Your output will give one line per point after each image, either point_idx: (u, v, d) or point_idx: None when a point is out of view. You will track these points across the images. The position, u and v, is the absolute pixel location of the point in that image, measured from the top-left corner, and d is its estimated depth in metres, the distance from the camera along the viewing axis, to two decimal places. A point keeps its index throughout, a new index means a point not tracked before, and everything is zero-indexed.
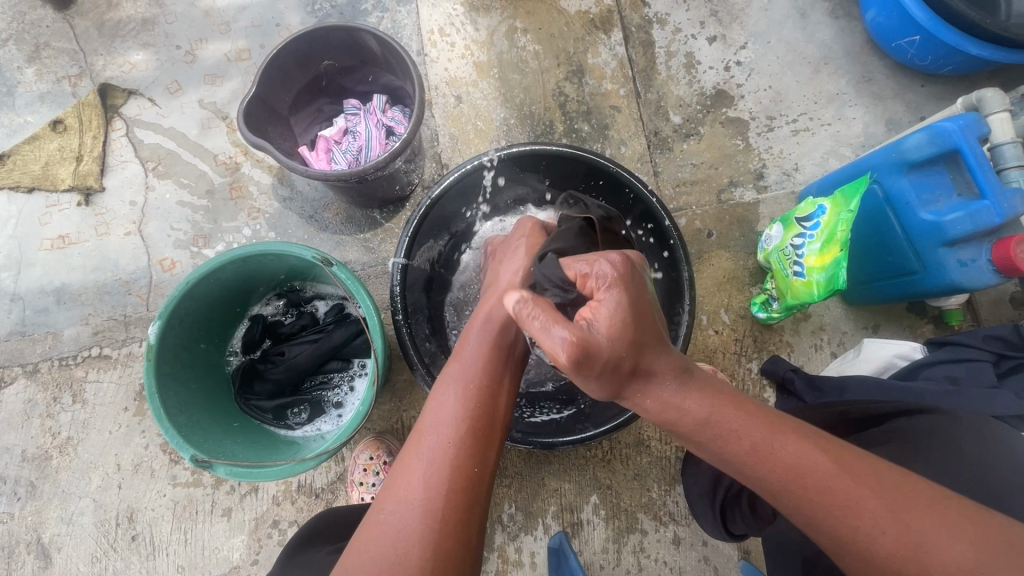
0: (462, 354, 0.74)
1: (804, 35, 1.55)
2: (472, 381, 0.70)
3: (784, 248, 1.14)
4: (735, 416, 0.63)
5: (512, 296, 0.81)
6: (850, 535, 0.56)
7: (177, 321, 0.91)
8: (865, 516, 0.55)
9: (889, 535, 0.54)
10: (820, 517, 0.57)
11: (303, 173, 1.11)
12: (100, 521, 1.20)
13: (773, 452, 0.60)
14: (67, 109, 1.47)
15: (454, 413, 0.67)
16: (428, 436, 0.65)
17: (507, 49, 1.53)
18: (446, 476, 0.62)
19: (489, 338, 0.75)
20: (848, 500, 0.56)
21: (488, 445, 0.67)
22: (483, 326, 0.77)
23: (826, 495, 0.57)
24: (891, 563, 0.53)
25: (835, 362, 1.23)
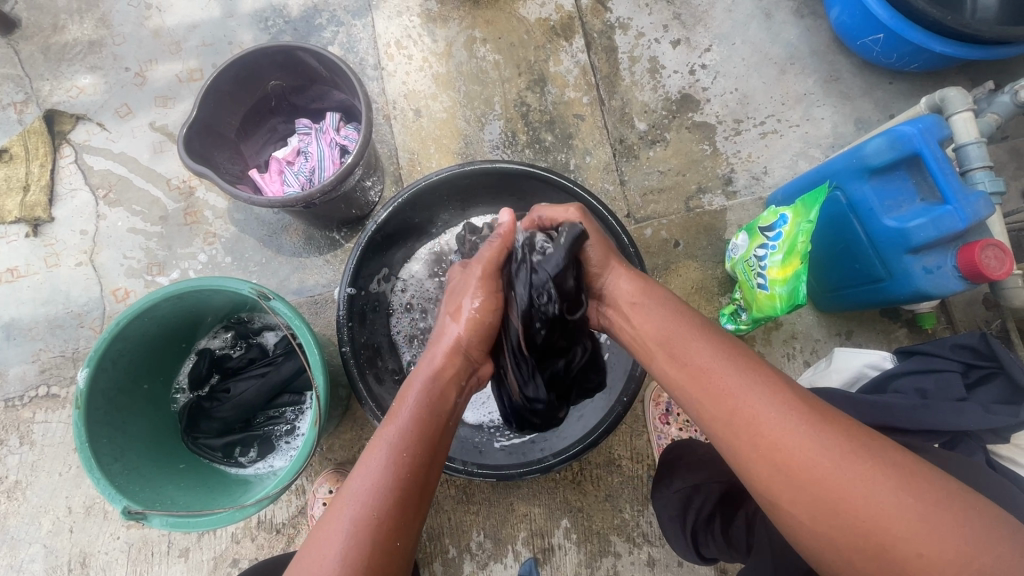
0: (397, 417, 0.68)
1: (769, 36, 1.51)
2: (402, 448, 0.64)
3: (748, 258, 1.11)
4: (681, 319, 0.71)
5: (455, 357, 0.77)
6: (759, 432, 0.58)
7: (110, 363, 0.86)
8: (782, 422, 0.57)
9: (807, 439, 0.56)
10: (735, 419, 0.60)
11: (248, 200, 1.06)
12: (51, 567, 1.16)
13: (703, 349, 0.66)
14: (12, 137, 1.42)
15: (378, 484, 0.61)
16: (349, 505, 0.60)
17: (467, 61, 1.49)
18: (362, 557, 0.56)
19: (424, 405, 0.70)
20: (761, 405, 0.59)
21: (413, 519, 0.61)
22: (422, 387, 0.71)
23: (758, 409, 0.59)
24: (797, 460, 0.55)
25: (807, 374, 1.20)
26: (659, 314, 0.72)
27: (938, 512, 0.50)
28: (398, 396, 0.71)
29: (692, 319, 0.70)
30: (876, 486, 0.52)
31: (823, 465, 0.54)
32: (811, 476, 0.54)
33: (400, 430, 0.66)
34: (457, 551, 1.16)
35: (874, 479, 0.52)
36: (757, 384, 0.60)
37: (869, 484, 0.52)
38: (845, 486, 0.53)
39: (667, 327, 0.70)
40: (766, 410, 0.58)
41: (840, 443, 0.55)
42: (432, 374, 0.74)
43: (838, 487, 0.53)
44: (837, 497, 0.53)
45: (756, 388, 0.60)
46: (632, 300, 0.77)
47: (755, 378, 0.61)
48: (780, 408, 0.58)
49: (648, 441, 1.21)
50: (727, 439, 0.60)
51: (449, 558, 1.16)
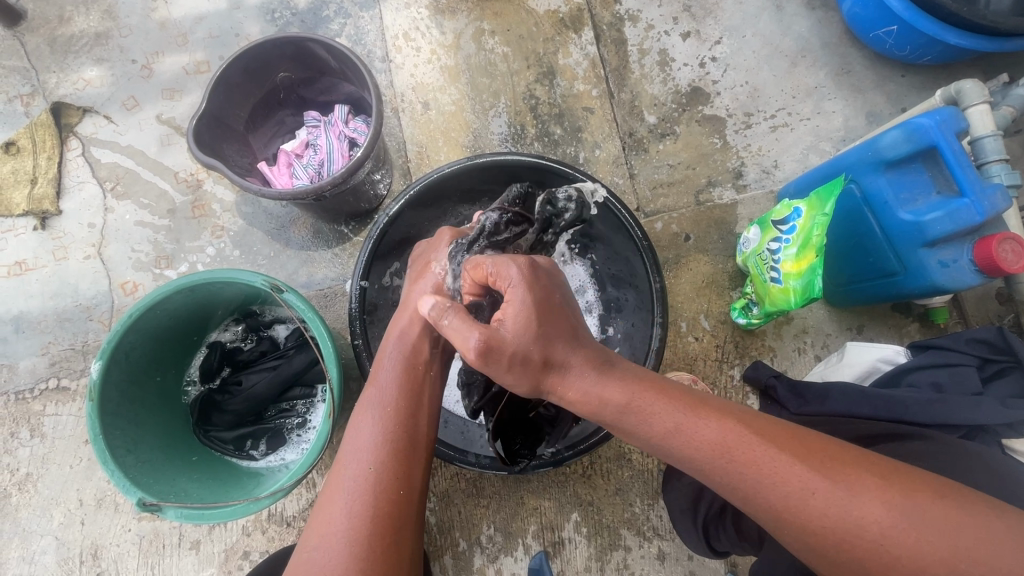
0: (378, 377, 0.73)
1: (779, 28, 1.50)
2: (387, 405, 0.69)
3: (761, 252, 1.10)
4: (663, 415, 0.62)
5: (417, 315, 0.80)
6: (773, 504, 0.56)
7: (123, 355, 0.86)
8: (812, 507, 0.54)
9: (821, 503, 0.54)
10: (765, 508, 0.57)
11: (258, 192, 1.06)
12: (63, 559, 1.16)
13: (704, 439, 0.59)
14: (19, 130, 1.41)
15: (371, 445, 0.66)
16: (348, 463, 0.65)
17: (475, 53, 1.48)
18: (368, 508, 0.61)
19: (402, 363, 0.75)
20: (785, 491, 0.55)
21: (410, 469, 0.66)
22: (396, 345, 0.77)
23: (765, 479, 0.56)
24: (816, 527, 0.54)
25: (819, 367, 1.19)
26: (630, 424, 0.63)
27: (987, 562, 0.49)
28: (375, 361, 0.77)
29: (667, 416, 0.61)
30: (922, 554, 0.51)
31: (863, 542, 0.52)
32: (852, 554, 0.53)
33: (381, 389, 0.71)
34: (468, 544, 1.16)
35: (916, 543, 0.51)
36: (776, 467, 0.56)
37: (913, 549, 0.51)
38: (887, 559, 0.52)
39: (647, 431, 0.62)
40: (792, 493, 0.55)
41: (879, 517, 0.52)
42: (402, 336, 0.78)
43: (881, 559, 0.52)
44: (885, 567, 0.52)
45: (758, 457, 0.57)
46: (592, 417, 0.66)
47: (753, 446, 0.58)
48: (806, 489, 0.55)
49: None
50: (761, 520, 0.58)
51: (459, 551, 1.16)
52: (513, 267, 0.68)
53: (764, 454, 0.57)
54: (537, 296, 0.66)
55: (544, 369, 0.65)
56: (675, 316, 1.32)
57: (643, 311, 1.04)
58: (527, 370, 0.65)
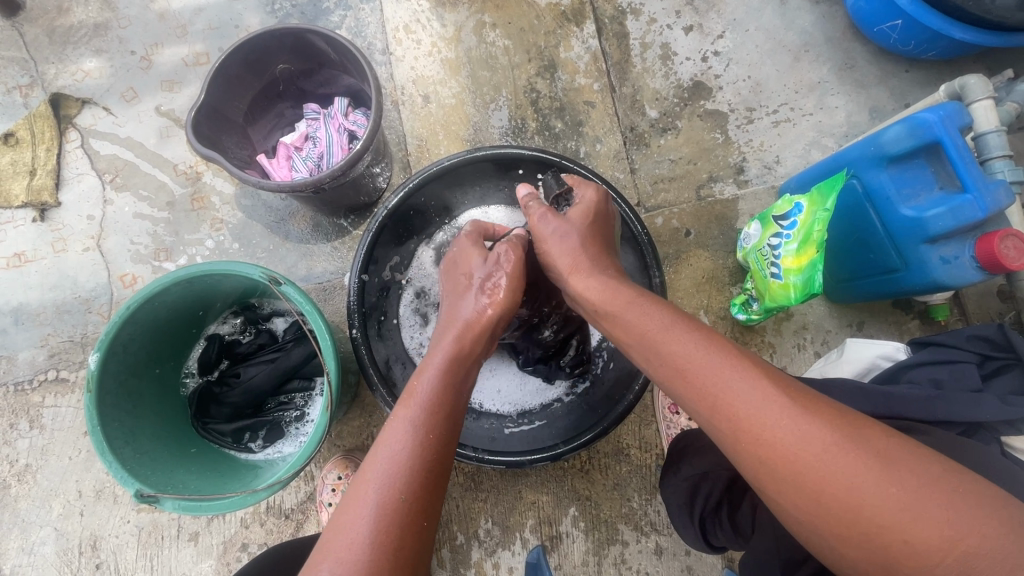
0: (415, 394, 0.69)
1: (783, 22, 1.49)
2: (426, 428, 0.65)
3: (761, 248, 1.10)
4: (653, 318, 0.65)
5: (475, 335, 0.79)
6: (741, 426, 0.55)
7: (120, 347, 0.86)
8: (766, 418, 0.54)
9: (788, 430, 0.53)
10: (721, 416, 0.56)
11: (256, 184, 1.05)
12: (62, 550, 1.16)
13: (683, 344, 0.61)
14: (18, 121, 1.41)
15: (403, 461, 0.61)
16: (375, 483, 0.60)
17: (476, 46, 1.47)
18: (394, 529, 0.57)
19: (445, 386, 0.71)
20: (746, 400, 0.55)
21: (434, 496, 0.62)
22: (441, 365, 0.73)
23: (739, 398, 0.55)
24: (779, 453, 0.53)
25: (818, 363, 1.19)
26: (629, 319, 0.67)
27: (924, 496, 0.48)
28: (417, 372, 0.73)
29: (663, 317, 0.65)
30: (864, 481, 0.50)
31: (807, 458, 0.51)
32: (795, 470, 0.52)
33: (419, 410, 0.67)
34: (465, 538, 1.16)
35: (857, 468, 0.50)
36: (742, 378, 0.56)
37: (856, 474, 0.50)
38: (828, 480, 0.51)
39: (640, 329, 0.66)
40: (751, 402, 0.55)
41: (829, 440, 0.52)
42: (451, 355, 0.75)
43: (821, 478, 0.51)
44: (825, 489, 0.51)
45: (737, 380, 0.56)
46: (602, 310, 0.72)
47: (735, 371, 0.57)
48: (764, 399, 0.54)
49: (657, 430, 1.20)
50: (713, 430, 0.58)
51: (457, 544, 1.16)
52: (587, 193, 0.87)
53: (742, 376, 0.56)
54: (601, 210, 0.86)
55: (582, 249, 0.79)
56: None
57: None
58: (567, 245, 0.80)
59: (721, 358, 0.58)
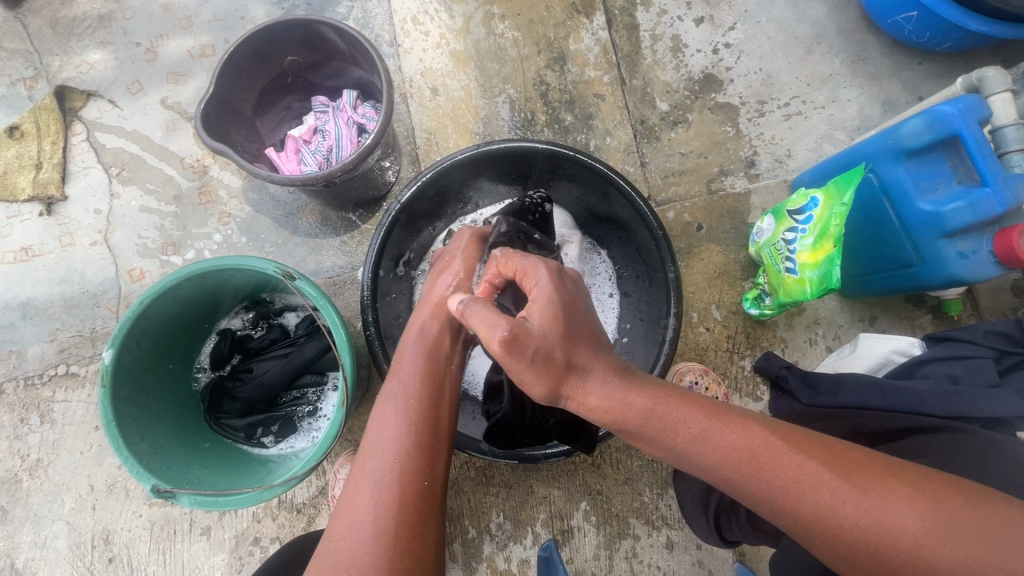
0: (400, 370, 0.72)
1: (795, 13, 1.47)
2: (409, 398, 0.68)
3: (775, 242, 1.09)
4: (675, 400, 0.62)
5: (441, 312, 0.79)
6: (796, 503, 0.55)
7: (134, 341, 0.85)
8: (817, 490, 0.55)
9: (839, 500, 0.54)
10: (783, 510, 0.56)
11: (267, 178, 1.05)
12: (75, 544, 1.16)
13: (728, 437, 0.58)
14: (23, 114, 1.40)
15: (396, 433, 0.65)
16: (374, 456, 0.63)
17: (484, 37, 1.45)
18: (392, 494, 0.60)
19: (426, 360, 0.73)
20: (793, 474, 0.56)
21: (434, 460, 0.65)
22: (418, 336, 0.76)
23: (786, 475, 0.56)
24: (838, 525, 0.54)
25: (830, 359, 1.19)
26: (660, 430, 0.60)
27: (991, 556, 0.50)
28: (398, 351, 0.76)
29: (648, 393, 0.62)
30: (931, 543, 0.51)
31: (863, 526, 0.53)
32: (856, 538, 0.53)
33: (404, 381, 0.70)
34: (477, 532, 1.16)
35: (927, 533, 0.52)
36: (780, 450, 0.57)
37: (929, 542, 0.51)
38: (903, 555, 0.52)
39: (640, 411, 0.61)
40: (814, 487, 0.55)
41: (883, 515, 0.53)
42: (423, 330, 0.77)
43: (900, 558, 0.52)
44: (908, 566, 0.52)
45: (779, 456, 0.57)
46: (615, 425, 0.63)
47: (772, 445, 0.57)
48: (824, 484, 0.55)
49: None
50: (767, 511, 0.57)
51: (468, 538, 1.16)
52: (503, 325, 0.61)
53: (774, 447, 0.57)
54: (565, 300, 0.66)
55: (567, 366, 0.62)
56: (686, 307, 1.31)
57: (654, 300, 1.04)
58: (549, 366, 0.61)
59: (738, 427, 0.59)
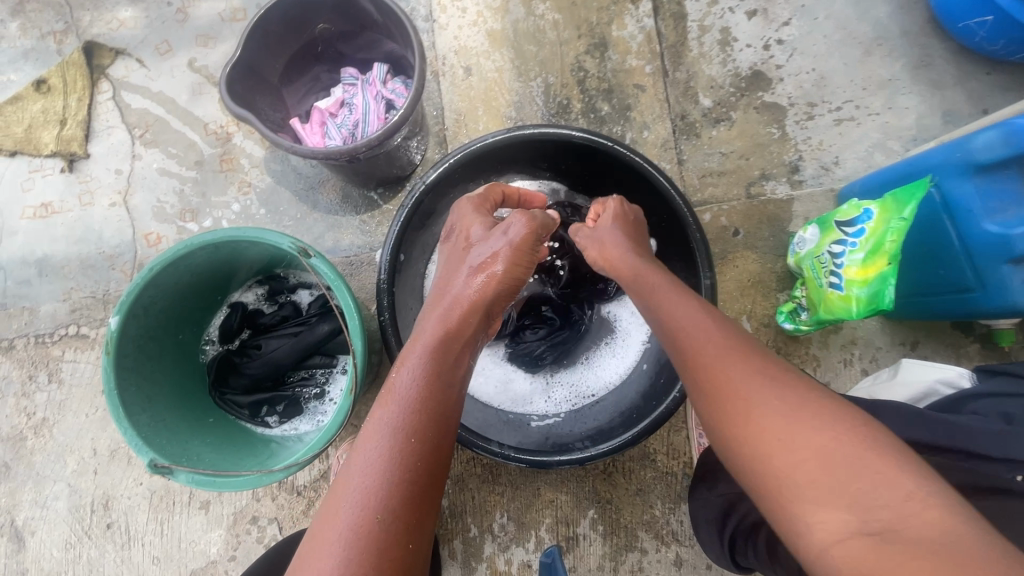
0: (397, 387, 0.61)
1: (856, 12, 1.38)
2: (408, 431, 0.58)
3: (819, 255, 1.02)
4: (661, 287, 0.76)
5: (471, 315, 0.69)
6: (711, 385, 0.63)
7: (142, 309, 0.82)
8: (729, 378, 0.62)
9: (743, 390, 0.60)
10: (707, 395, 0.64)
11: (289, 149, 1.00)
12: (75, 507, 1.15)
13: (684, 313, 0.71)
14: (51, 68, 1.37)
15: (384, 466, 0.56)
16: (350, 500, 0.54)
17: (524, 17, 1.39)
18: (368, 561, 0.51)
19: (431, 373, 0.63)
20: (716, 362, 0.64)
21: (428, 512, 0.56)
22: (427, 351, 0.65)
23: (712, 360, 0.65)
24: (733, 409, 0.60)
25: (866, 383, 1.12)
26: (643, 291, 0.78)
27: (867, 475, 0.51)
28: (398, 361, 0.65)
29: (664, 287, 0.76)
30: (806, 441, 0.54)
31: (755, 416, 0.58)
32: (743, 424, 0.59)
33: (404, 407, 0.59)
34: (479, 531, 1.13)
35: (782, 424, 0.57)
36: (712, 338, 0.66)
37: (783, 435, 0.56)
38: (759, 436, 0.57)
39: (646, 297, 0.77)
40: (717, 367, 0.64)
41: (771, 409, 0.58)
42: (440, 336, 0.66)
43: (766, 451, 0.57)
44: (759, 444, 0.57)
45: (710, 343, 0.66)
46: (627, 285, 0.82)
47: (713, 333, 0.67)
48: (727, 366, 0.63)
49: (687, 437, 1.15)
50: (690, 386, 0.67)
51: (470, 537, 1.13)
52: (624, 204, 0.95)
53: (713, 335, 0.67)
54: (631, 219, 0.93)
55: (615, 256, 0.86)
56: None
57: None
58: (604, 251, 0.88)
59: (701, 319, 0.69)
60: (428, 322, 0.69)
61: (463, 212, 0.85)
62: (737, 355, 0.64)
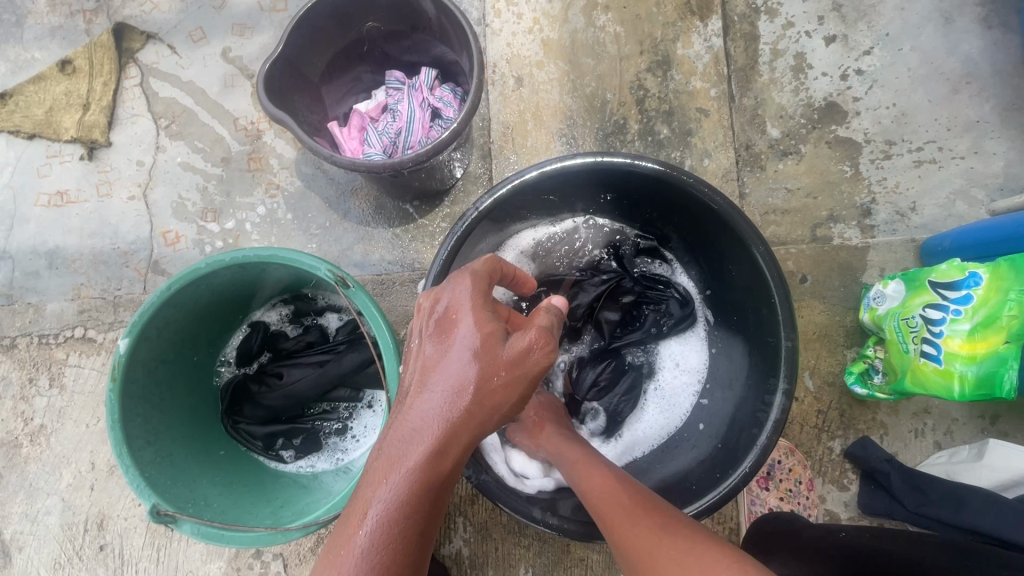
0: (356, 544, 0.49)
1: (945, 44, 1.27)
2: None
3: (906, 317, 0.89)
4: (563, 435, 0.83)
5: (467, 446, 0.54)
6: (607, 521, 0.66)
7: (155, 331, 0.74)
8: (618, 513, 0.65)
9: (630, 521, 0.63)
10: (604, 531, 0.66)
11: (329, 158, 0.91)
12: (67, 524, 1.07)
13: (582, 456, 0.77)
14: (78, 48, 1.30)
15: None
16: None
17: (583, 28, 1.29)
18: None
19: (402, 528, 0.50)
20: (604, 496, 0.68)
21: None
22: (399, 495, 0.50)
23: (605, 496, 0.69)
24: (624, 542, 0.62)
25: (939, 459, 1.01)
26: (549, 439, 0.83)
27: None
28: (356, 500, 0.51)
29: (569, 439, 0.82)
30: (682, 565, 0.55)
31: (639, 542, 0.61)
32: (635, 556, 0.60)
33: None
34: None
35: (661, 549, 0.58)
36: (603, 477, 0.71)
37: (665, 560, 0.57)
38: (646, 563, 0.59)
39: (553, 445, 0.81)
40: (607, 503, 0.67)
41: (651, 537, 0.60)
42: (418, 479, 0.51)
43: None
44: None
45: (604, 481, 0.71)
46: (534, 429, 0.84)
47: (603, 473, 0.72)
48: (614, 503, 0.67)
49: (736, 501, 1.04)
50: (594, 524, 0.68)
51: None
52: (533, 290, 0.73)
53: (604, 476, 0.72)
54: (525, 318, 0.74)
55: None
56: None
57: (754, 363, 0.87)
58: None
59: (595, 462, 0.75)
60: (401, 448, 0.52)
61: (459, 292, 0.56)
62: (623, 490, 0.69)
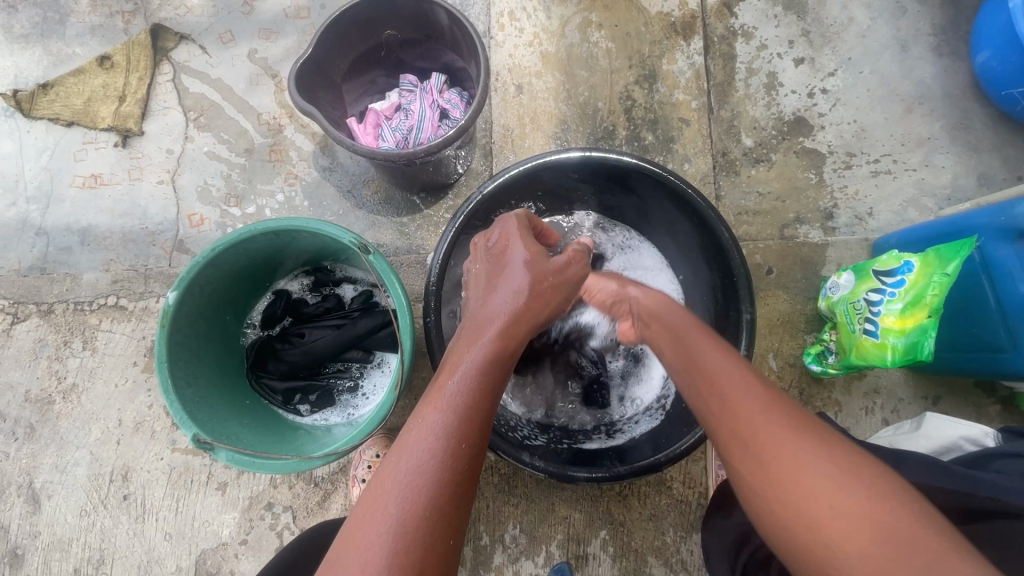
0: (446, 389, 0.61)
1: (900, 69, 1.42)
2: (457, 436, 0.57)
3: (854, 301, 1.04)
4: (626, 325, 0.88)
5: (525, 331, 0.70)
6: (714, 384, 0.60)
7: (198, 286, 0.84)
8: (731, 380, 0.59)
9: (751, 396, 0.57)
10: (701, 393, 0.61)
11: (351, 147, 1.03)
12: (93, 475, 1.16)
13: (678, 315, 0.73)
14: (117, 45, 1.42)
15: (432, 465, 0.55)
16: (396, 488, 0.54)
17: (578, 43, 1.43)
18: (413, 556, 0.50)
19: (480, 385, 0.62)
20: (710, 357, 0.63)
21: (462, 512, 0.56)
22: (478, 363, 0.64)
23: (719, 358, 0.63)
24: (741, 414, 0.56)
25: (886, 433, 1.13)
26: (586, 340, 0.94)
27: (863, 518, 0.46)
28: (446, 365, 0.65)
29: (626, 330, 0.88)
30: (813, 471, 0.50)
31: (758, 418, 0.55)
32: (744, 432, 0.55)
33: (456, 411, 0.59)
34: (490, 540, 1.13)
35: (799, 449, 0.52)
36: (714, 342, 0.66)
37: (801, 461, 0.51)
38: (766, 448, 0.53)
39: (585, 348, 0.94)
40: (717, 365, 0.62)
41: (785, 427, 0.53)
42: (493, 352, 0.65)
43: (786, 471, 0.51)
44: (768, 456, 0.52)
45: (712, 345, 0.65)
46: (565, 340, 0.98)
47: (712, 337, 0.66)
48: (726, 365, 0.61)
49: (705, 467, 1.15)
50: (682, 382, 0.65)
51: (481, 545, 1.13)
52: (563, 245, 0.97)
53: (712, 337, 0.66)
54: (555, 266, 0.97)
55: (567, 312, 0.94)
56: None
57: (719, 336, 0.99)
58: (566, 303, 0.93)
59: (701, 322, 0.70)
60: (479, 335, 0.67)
61: (509, 228, 0.81)
62: (737, 358, 0.63)
